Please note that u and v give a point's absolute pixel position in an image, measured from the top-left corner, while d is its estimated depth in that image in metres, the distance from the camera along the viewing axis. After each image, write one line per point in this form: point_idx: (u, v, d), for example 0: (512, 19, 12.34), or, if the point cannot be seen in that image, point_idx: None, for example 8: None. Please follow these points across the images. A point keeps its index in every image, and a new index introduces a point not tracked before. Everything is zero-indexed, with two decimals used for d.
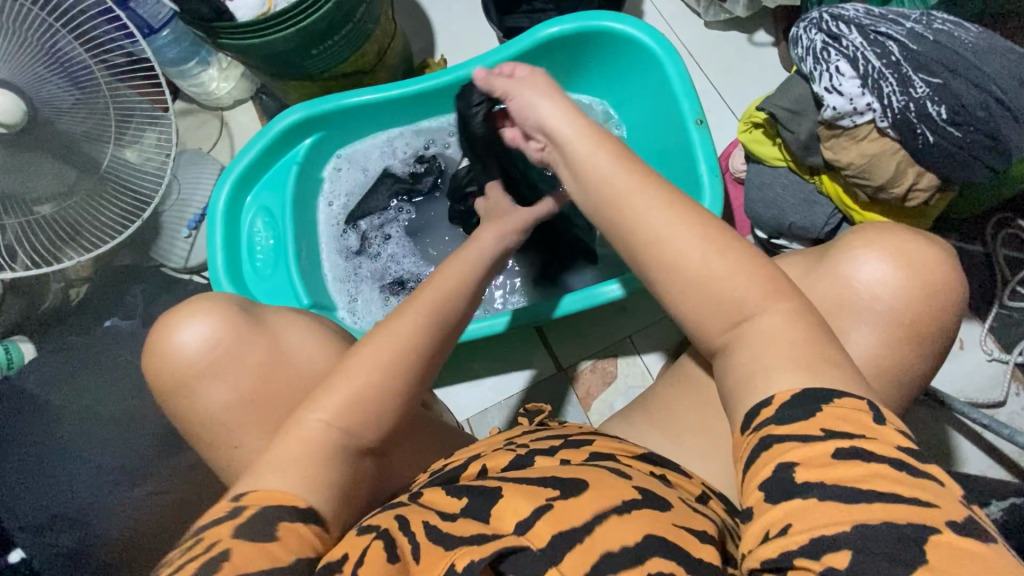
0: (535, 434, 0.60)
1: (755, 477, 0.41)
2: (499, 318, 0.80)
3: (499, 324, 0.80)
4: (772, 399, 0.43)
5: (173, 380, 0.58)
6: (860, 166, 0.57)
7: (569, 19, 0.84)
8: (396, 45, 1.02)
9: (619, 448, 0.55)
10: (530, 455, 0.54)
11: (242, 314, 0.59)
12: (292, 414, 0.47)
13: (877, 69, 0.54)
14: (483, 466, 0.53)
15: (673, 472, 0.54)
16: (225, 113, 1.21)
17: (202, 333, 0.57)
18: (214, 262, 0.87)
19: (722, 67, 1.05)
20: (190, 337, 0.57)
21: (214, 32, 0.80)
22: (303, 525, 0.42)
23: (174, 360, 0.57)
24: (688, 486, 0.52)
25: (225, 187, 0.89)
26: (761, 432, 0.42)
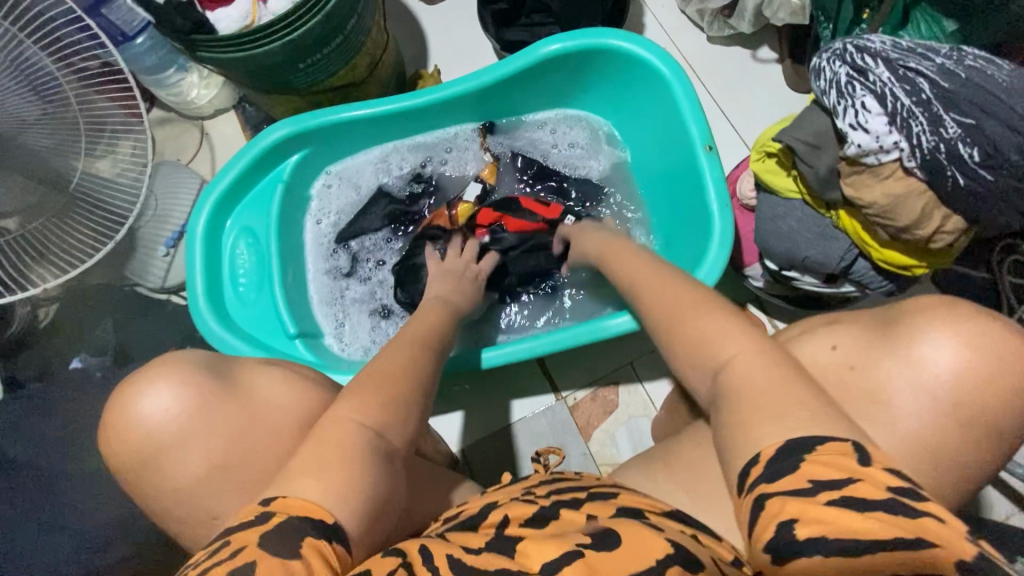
0: (556, 485, 0.57)
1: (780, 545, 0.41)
2: (484, 353, 0.78)
3: (484, 359, 0.78)
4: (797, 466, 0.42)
5: (157, 442, 0.53)
6: (884, 206, 0.55)
7: (570, 36, 0.81)
8: (388, 57, 0.97)
9: (646, 503, 0.53)
10: (553, 507, 0.51)
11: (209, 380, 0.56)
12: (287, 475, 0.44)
13: (906, 107, 0.51)
14: (504, 517, 0.50)
15: (699, 531, 0.50)
16: (206, 123, 1.15)
17: (166, 404, 0.53)
18: (193, 287, 0.81)
19: (725, 83, 1.03)
20: (153, 409, 0.53)
21: (192, 44, 0.74)
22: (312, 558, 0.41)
23: (136, 435, 0.53)
24: (716, 548, 0.48)
25: (205, 208, 0.84)
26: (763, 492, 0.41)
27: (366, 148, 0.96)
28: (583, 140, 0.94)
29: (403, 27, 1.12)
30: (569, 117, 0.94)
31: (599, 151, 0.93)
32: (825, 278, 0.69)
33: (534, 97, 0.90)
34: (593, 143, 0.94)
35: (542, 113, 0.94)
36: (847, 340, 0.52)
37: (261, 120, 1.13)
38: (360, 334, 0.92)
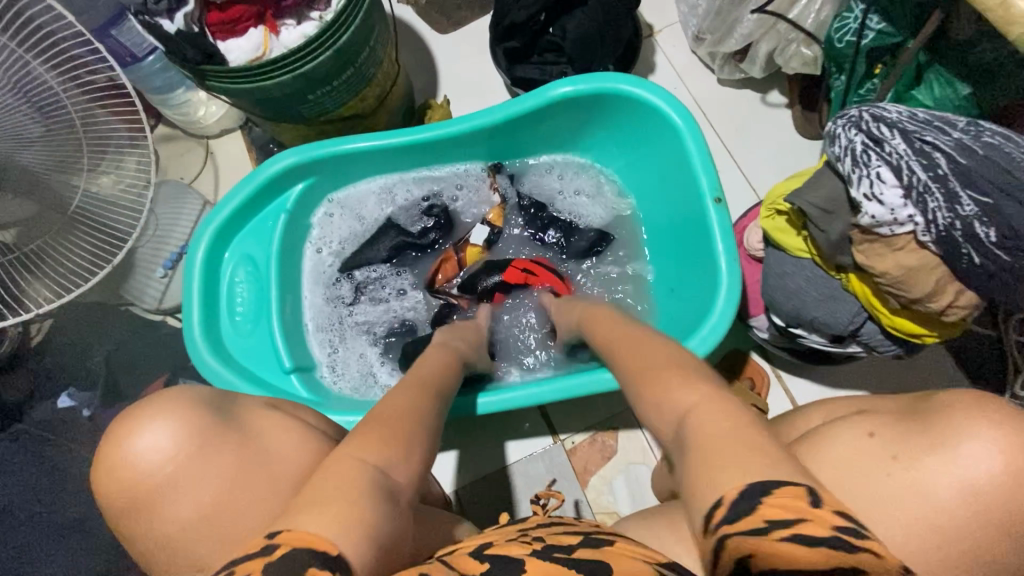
0: (551, 530, 0.57)
1: None
2: (478, 399, 0.76)
3: (477, 405, 0.76)
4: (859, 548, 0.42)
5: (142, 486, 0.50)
6: (896, 277, 0.54)
7: (582, 80, 0.80)
8: (397, 88, 0.97)
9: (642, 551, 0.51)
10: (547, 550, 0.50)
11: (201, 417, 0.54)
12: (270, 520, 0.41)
13: (922, 182, 0.50)
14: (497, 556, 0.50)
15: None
16: (211, 142, 1.14)
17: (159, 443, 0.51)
18: (189, 317, 0.80)
19: (734, 126, 1.02)
20: (148, 447, 0.51)
21: (201, 74, 0.74)
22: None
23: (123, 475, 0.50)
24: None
25: (205, 236, 0.83)
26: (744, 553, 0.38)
27: (371, 179, 0.95)
28: (587, 181, 0.93)
29: (413, 55, 1.12)
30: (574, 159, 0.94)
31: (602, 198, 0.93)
32: (833, 338, 0.67)
33: (542, 139, 0.90)
34: (598, 187, 0.93)
35: (548, 154, 0.93)
36: (876, 427, 0.52)
37: (267, 142, 1.12)
38: (352, 364, 0.91)
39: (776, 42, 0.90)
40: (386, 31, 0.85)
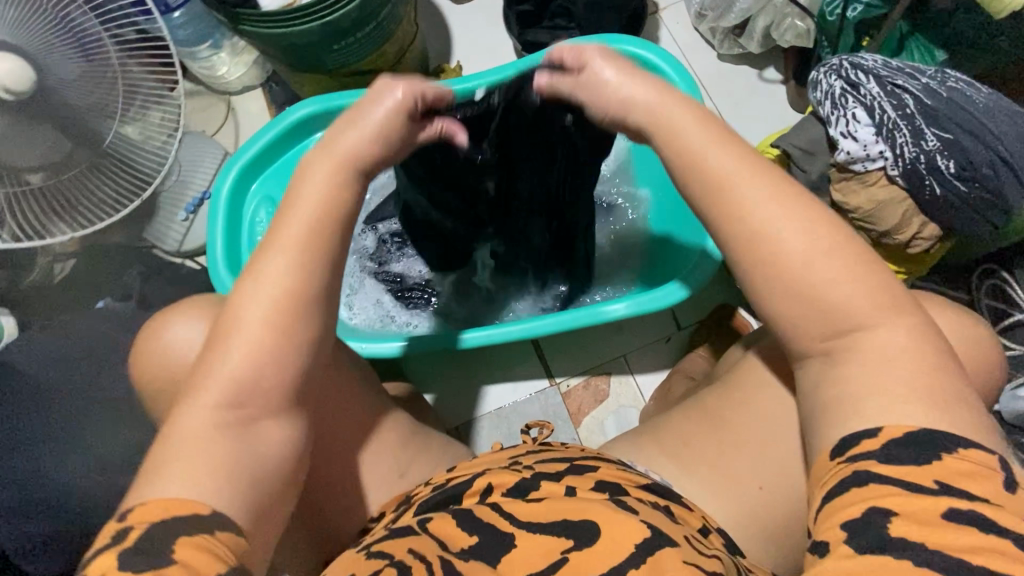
0: (539, 455, 0.60)
1: (838, 514, 0.40)
2: (462, 335, 0.81)
3: (461, 340, 0.81)
4: (879, 432, 0.40)
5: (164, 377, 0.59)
6: (867, 212, 0.59)
7: (589, 40, 0.86)
8: (414, 48, 1.02)
9: (624, 477, 0.56)
10: (537, 480, 0.54)
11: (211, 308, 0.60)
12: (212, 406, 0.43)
13: (892, 120, 0.56)
14: (489, 484, 0.54)
15: (673, 503, 0.55)
16: (233, 98, 1.19)
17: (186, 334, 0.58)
18: (214, 246, 0.85)
19: (731, 99, 1.08)
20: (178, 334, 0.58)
21: (236, 18, 0.79)
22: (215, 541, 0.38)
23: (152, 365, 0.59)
24: (691, 521, 0.53)
25: (231, 175, 0.89)
26: (858, 465, 0.40)
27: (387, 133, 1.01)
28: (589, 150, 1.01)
29: (430, 22, 1.17)
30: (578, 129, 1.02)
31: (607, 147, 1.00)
32: None
33: None
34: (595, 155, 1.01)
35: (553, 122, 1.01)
36: None
37: (287, 99, 1.17)
38: (367, 305, 0.97)
39: (773, 17, 0.97)
40: None
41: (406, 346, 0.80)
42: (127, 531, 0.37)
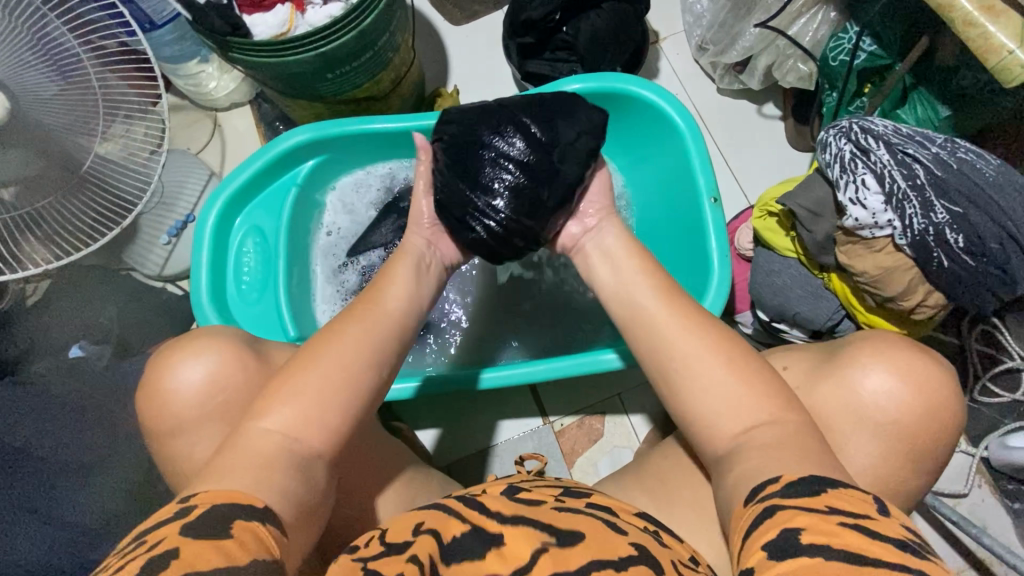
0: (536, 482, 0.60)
1: (761, 536, 0.42)
2: (482, 374, 0.79)
3: (480, 379, 0.79)
4: (779, 479, 0.46)
5: (166, 420, 0.62)
6: (874, 277, 0.59)
7: (591, 78, 0.84)
8: (411, 74, 0.99)
9: (617, 503, 0.56)
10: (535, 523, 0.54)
11: (236, 348, 0.64)
12: (264, 428, 0.51)
13: (902, 190, 0.55)
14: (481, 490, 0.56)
15: (661, 529, 0.54)
16: (220, 114, 1.15)
17: (201, 372, 0.62)
18: (198, 279, 0.82)
19: (730, 133, 1.08)
20: (193, 374, 0.62)
21: (226, 45, 0.75)
22: (259, 523, 0.44)
23: (170, 397, 0.62)
24: (679, 549, 0.52)
25: (217, 204, 0.85)
26: (768, 502, 0.45)
27: (381, 162, 0.98)
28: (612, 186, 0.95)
29: (427, 44, 1.15)
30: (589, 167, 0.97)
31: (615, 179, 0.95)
32: (812, 334, 0.73)
33: None
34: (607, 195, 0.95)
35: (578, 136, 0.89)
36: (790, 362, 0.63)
37: (276, 117, 1.13)
38: None
39: (775, 57, 0.95)
40: (404, 17, 0.88)
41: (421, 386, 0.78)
42: (189, 509, 0.43)
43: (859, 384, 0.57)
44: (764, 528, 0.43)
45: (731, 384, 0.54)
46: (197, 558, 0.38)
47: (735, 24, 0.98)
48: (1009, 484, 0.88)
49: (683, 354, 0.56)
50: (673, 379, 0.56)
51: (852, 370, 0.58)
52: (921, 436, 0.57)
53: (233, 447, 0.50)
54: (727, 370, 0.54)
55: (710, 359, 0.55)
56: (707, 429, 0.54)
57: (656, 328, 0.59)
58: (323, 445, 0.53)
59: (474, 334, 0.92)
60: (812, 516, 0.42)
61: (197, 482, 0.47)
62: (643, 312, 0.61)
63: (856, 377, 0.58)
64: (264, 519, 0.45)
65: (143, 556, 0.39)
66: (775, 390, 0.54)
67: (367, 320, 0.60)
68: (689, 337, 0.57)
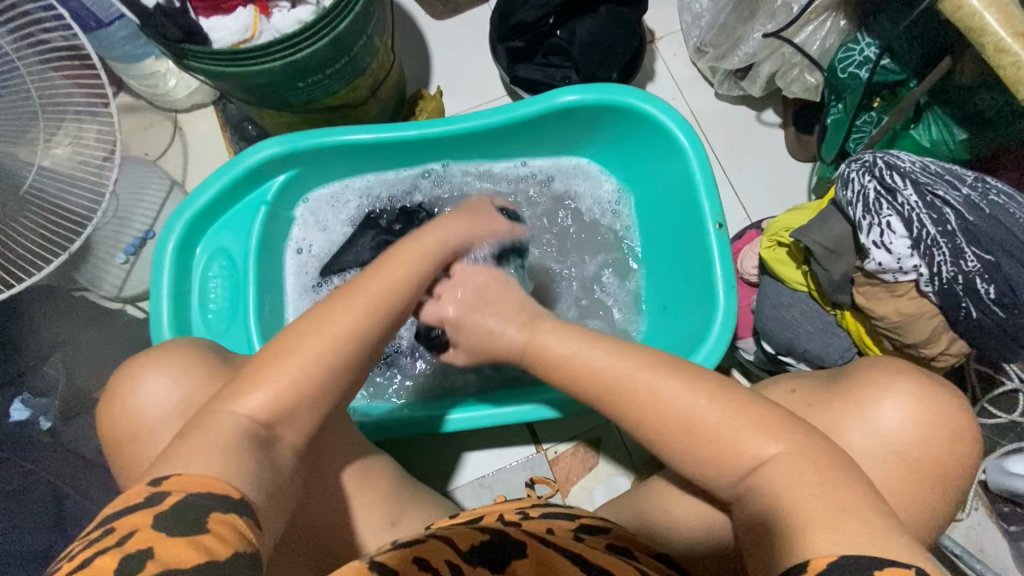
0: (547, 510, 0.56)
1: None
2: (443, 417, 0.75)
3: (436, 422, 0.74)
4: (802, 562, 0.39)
5: (118, 432, 0.56)
6: (894, 322, 0.56)
7: (588, 90, 0.79)
8: (391, 78, 0.91)
9: (633, 540, 0.52)
10: None
11: (212, 365, 0.58)
12: (231, 418, 0.45)
13: (931, 235, 0.51)
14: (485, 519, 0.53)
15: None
16: (180, 116, 1.05)
17: (166, 390, 0.56)
18: (157, 312, 0.75)
19: (729, 142, 1.03)
20: (158, 392, 0.56)
21: (181, 53, 0.66)
22: (237, 515, 0.38)
23: (131, 412, 0.56)
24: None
25: (177, 227, 0.77)
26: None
27: (360, 174, 0.90)
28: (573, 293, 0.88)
29: (407, 39, 1.07)
30: (582, 183, 0.91)
31: (601, 200, 0.90)
32: None
33: (544, 140, 0.87)
34: (600, 222, 0.90)
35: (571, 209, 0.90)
36: (798, 385, 0.59)
37: (243, 119, 1.04)
38: None
39: (780, 65, 0.90)
40: (383, 18, 0.80)
41: (380, 428, 0.74)
42: (165, 495, 0.37)
43: (880, 422, 0.53)
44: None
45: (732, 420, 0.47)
46: (174, 555, 0.34)
47: (737, 27, 0.93)
48: (1005, 506, 0.87)
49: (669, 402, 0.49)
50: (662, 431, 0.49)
51: (867, 405, 0.54)
52: (940, 460, 0.52)
53: (198, 428, 0.44)
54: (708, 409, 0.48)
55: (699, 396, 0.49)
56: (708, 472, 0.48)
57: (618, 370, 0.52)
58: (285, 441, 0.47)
59: None
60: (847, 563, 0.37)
61: (160, 464, 0.41)
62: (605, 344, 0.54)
63: (865, 404, 0.54)
64: (242, 511, 0.39)
65: (115, 553, 0.34)
66: (781, 419, 0.48)
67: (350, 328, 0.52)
68: (696, 384, 0.49)
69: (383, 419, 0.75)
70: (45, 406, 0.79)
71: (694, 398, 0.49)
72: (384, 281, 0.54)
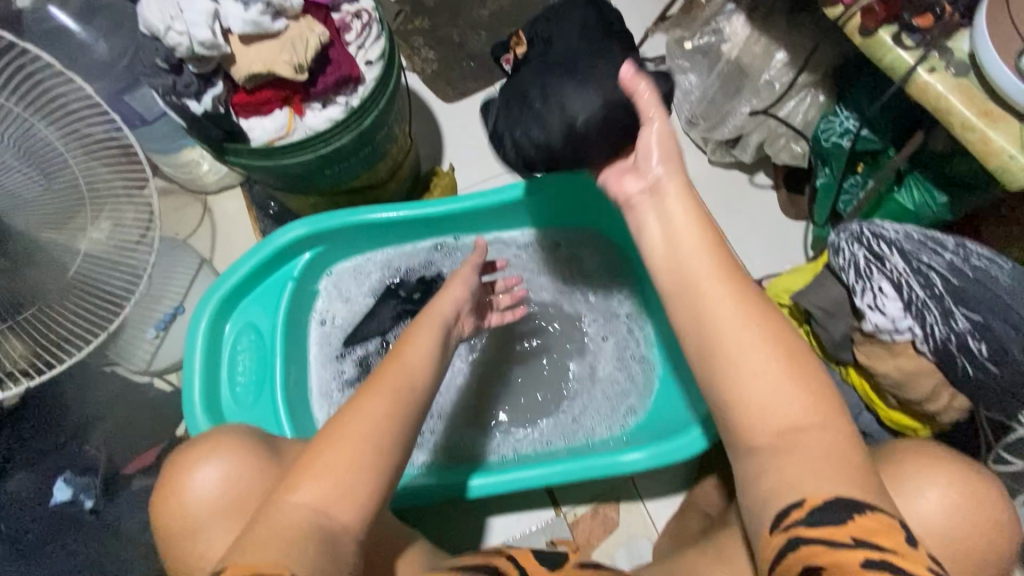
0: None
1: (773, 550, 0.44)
2: (471, 482, 0.76)
3: (468, 488, 0.76)
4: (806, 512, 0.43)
5: (165, 526, 0.58)
6: (897, 380, 0.58)
7: (591, 167, 0.86)
8: (409, 161, 0.99)
9: None
10: None
11: (256, 452, 0.60)
12: (288, 506, 0.48)
13: (921, 298, 0.55)
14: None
15: None
16: (209, 198, 1.12)
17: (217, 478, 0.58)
18: (190, 387, 0.78)
19: (726, 204, 1.09)
20: (207, 479, 0.58)
21: (221, 149, 0.73)
22: None
23: (176, 507, 0.58)
24: None
25: (210, 304, 0.81)
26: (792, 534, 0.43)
27: (380, 248, 0.96)
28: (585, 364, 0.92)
29: (422, 124, 1.17)
30: (587, 248, 0.97)
31: (607, 266, 0.96)
32: None
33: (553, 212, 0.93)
34: (608, 286, 0.95)
35: (602, 291, 0.95)
36: None
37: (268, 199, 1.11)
38: None
39: (767, 135, 0.97)
40: (403, 109, 0.88)
41: (412, 498, 0.76)
42: None
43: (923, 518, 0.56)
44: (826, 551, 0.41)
45: (780, 379, 0.47)
46: None
47: (725, 103, 1.00)
48: None
49: (732, 340, 0.47)
50: (708, 381, 0.49)
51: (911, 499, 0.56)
52: (988, 564, 0.55)
53: (263, 521, 0.48)
54: (773, 348, 0.47)
55: (767, 346, 0.47)
56: (747, 419, 0.47)
57: (706, 294, 0.49)
58: (341, 532, 0.48)
59: (466, 410, 0.89)
60: (879, 520, 0.43)
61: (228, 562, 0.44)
62: (687, 249, 0.51)
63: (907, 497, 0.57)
64: None
65: None
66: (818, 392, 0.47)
67: (387, 390, 0.56)
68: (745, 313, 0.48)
69: (417, 486, 0.77)
70: (85, 486, 0.86)
71: (745, 363, 0.47)
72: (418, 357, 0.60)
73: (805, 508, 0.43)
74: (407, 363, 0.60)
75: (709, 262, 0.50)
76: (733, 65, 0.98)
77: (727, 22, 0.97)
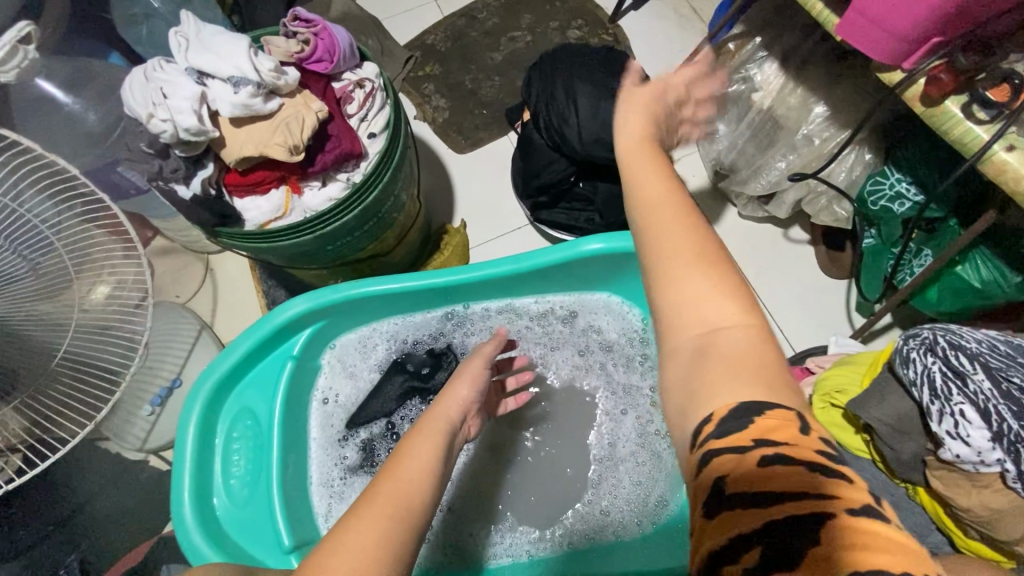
0: None
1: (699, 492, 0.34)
2: None
3: None
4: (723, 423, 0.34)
5: None
6: (984, 517, 0.50)
7: (614, 237, 0.78)
8: (417, 224, 0.93)
9: None
10: None
11: None
12: None
13: (1014, 430, 0.47)
14: None
15: None
16: (212, 258, 1.08)
17: None
18: (178, 487, 0.71)
19: (760, 262, 1.00)
20: None
21: (214, 232, 0.67)
22: None
23: None
24: None
25: (203, 391, 0.74)
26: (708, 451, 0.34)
27: (386, 318, 0.89)
28: (608, 449, 0.84)
29: (433, 176, 1.11)
30: (607, 316, 0.89)
31: (629, 336, 0.88)
32: None
33: (572, 280, 0.86)
34: (630, 360, 0.87)
35: (623, 364, 0.87)
36: None
37: None
38: None
39: (806, 194, 0.89)
40: (411, 174, 0.82)
41: None
42: None
43: None
44: (736, 471, 0.32)
45: (707, 288, 0.40)
46: None
47: (758, 155, 0.92)
48: None
49: (670, 240, 0.42)
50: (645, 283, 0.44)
51: None
52: None
53: None
54: (707, 261, 0.41)
55: (699, 257, 0.41)
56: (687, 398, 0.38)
57: (652, 222, 0.44)
58: None
59: (478, 501, 0.81)
60: (781, 415, 0.34)
61: None
62: (653, 188, 0.45)
63: None
64: None
65: None
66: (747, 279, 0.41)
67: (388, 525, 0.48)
68: (709, 294, 0.40)
69: None
70: None
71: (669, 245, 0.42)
72: (422, 477, 0.53)
73: (714, 424, 0.34)
74: (410, 485, 0.52)
75: (660, 204, 0.45)
76: (766, 116, 0.89)
77: (758, 69, 0.89)
